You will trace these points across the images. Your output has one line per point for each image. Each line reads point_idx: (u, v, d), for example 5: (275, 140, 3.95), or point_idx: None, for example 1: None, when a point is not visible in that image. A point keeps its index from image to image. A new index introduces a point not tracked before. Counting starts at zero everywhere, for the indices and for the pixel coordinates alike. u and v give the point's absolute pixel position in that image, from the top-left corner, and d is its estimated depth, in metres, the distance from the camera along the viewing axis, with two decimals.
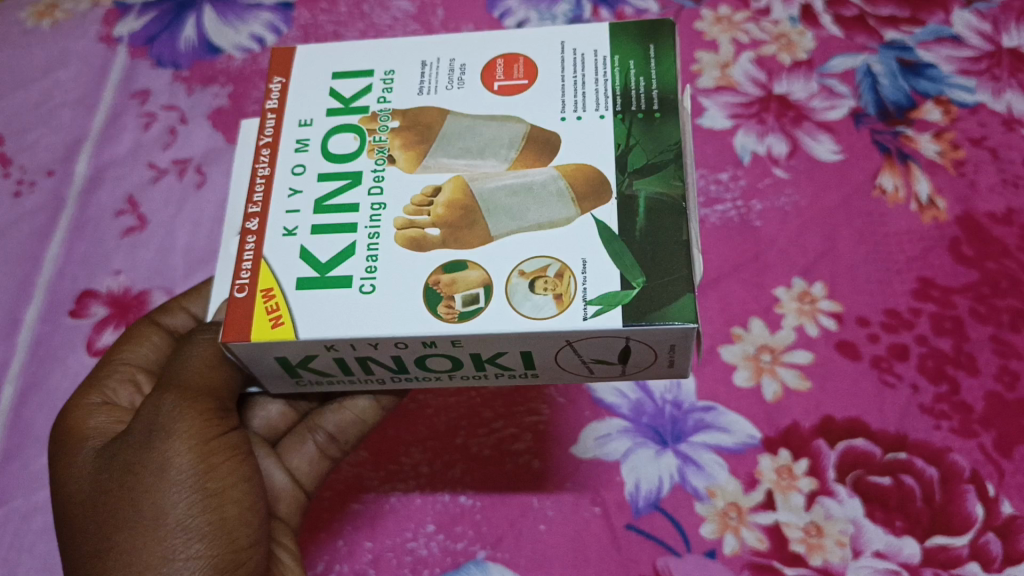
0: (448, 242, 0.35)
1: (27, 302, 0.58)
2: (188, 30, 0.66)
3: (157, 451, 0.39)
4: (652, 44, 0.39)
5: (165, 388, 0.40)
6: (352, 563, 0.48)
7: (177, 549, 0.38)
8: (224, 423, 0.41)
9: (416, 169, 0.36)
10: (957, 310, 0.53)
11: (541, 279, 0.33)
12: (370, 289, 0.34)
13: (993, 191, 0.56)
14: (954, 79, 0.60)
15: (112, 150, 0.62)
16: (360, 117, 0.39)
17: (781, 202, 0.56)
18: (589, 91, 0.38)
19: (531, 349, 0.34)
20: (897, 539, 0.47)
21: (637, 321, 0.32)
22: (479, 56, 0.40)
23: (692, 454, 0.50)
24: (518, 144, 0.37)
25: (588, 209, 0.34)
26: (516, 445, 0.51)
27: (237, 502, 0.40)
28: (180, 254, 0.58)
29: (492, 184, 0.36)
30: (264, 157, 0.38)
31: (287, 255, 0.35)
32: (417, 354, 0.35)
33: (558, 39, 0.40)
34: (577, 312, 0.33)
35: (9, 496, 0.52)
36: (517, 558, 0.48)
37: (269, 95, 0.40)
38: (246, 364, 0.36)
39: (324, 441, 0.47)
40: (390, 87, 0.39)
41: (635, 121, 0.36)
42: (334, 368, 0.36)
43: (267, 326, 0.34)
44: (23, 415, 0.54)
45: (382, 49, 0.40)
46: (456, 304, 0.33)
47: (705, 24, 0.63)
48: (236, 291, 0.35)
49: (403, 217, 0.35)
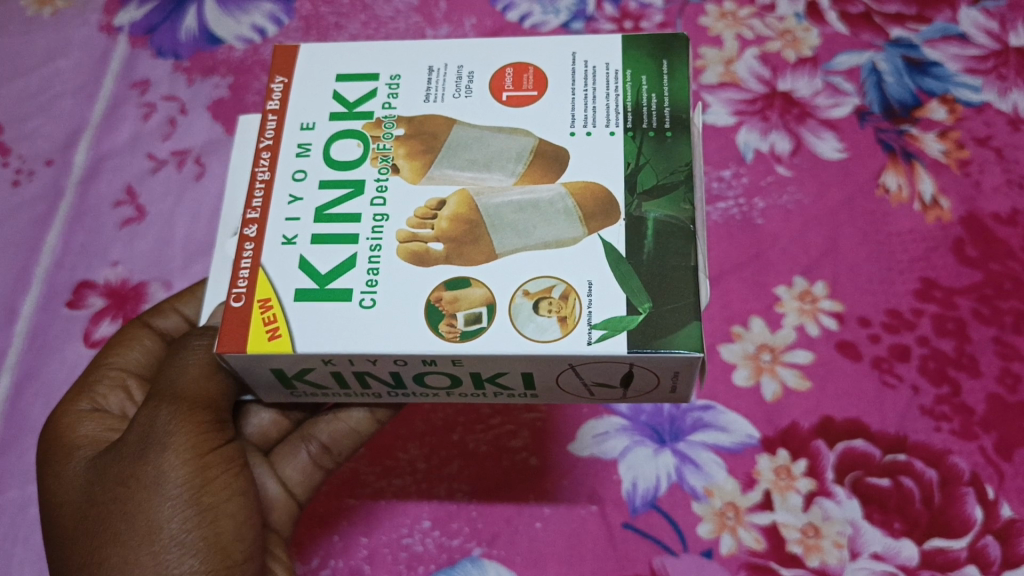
0: (452, 257, 0.34)
1: (25, 292, 0.57)
2: (189, 20, 0.66)
3: (152, 463, 0.38)
4: (665, 59, 0.38)
5: (160, 398, 0.40)
6: (347, 559, 0.48)
7: (171, 563, 0.37)
8: (221, 434, 0.41)
9: (420, 180, 0.36)
10: (960, 311, 0.52)
11: (546, 300, 0.33)
12: (371, 303, 0.34)
13: (998, 192, 0.56)
14: (960, 78, 0.59)
15: (111, 140, 0.62)
16: (364, 123, 0.38)
17: (784, 200, 0.56)
18: (599, 106, 0.37)
19: (532, 371, 0.34)
20: (895, 542, 0.47)
21: (641, 348, 0.32)
22: (488, 64, 0.39)
23: (690, 452, 0.49)
24: (526, 158, 0.36)
25: (595, 229, 0.34)
26: (514, 442, 0.50)
27: (233, 516, 0.39)
28: (179, 245, 0.58)
29: (499, 200, 0.35)
30: (264, 161, 0.37)
31: (288, 266, 0.35)
32: (416, 371, 0.34)
33: (569, 50, 0.39)
34: (581, 336, 0.32)
35: (4, 486, 0.51)
36: (513, 555, 0.48)
37: (270, 95, 0.39)
38: (242, 373, 0.36)
39: (317, 452, 0.46)
40: (395, 92, 0.39)
41: (647, 139, 0.36)
42: (330, 381, 0.36)
43: (263, 338, 0.34)
44: (19, 406, 0.54)
45: (392, 54, 0.40)
46: (458, 323, 0.33)
47: (710, 19, 0.63)
48: (232, 300, 0.34)
49: (406, 229, 0.35)
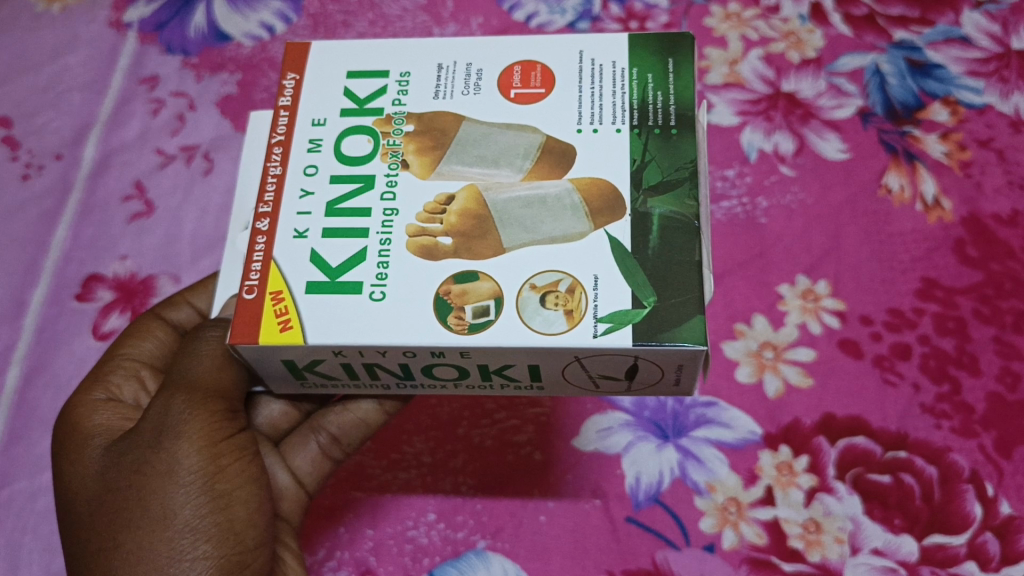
0: (460, 251, 0.35)
1: (34, 285, 0.58)
2: (198, 17, 0.66)
3: (166, 452, 0.39)
4: (671, 59, 0.39)
5: (174, 388, 0.41)
6: (353, 551, 0.49)
7: (185, 549, 0.38)
8: (233, 424, 0.41)
9: (429, 176, 0.37)
10: (961, 311, 0.53)
11: (552, 294, 0.34)
12: (381, 295, 0.34)
13: (999, 193, 0.56)
14: (962, 80, 0.60)
15: (120, 135, 0.62)
16: (375, 120, 0.39)
17: (787, 200, 0.57)
18: (606, 103, 0.38)
19: (539, 363, 0.34)
20: (895, 537, 0.47)
21: (646, 341, 0.32)
22: (496, 62, 0.40)
23: (692, 447, 0.50)
24: (533, 155, 0.37)
25: (601, 225, 0.35)
26: (518, 437, 0.51)
27: (245, 504, 0.40)
28: (188, 239, 0.59)
29: (506, 195, 0.36)
30: (276, 156, 0.38)
31: (299, 260, 0.36)
32: (424, 363, 0.35)
33: (576, 49, 0.40)
34: (587, 330, 0.33)
35: (13, 477, 0.52)
36: (517, 548, 0.48)
37: (282, 92, 0.39)
38: (254, 364, 0.37)
39: (326, 443, 0.47)
40: (405, 90, 0.39)
41: (652, 137, 0.36)
42: (340, 372, 0.36)
43: (275, 330, 0.34)
44: (28, 398, 0.54)
45: (401, 51, 0.40)
46: (466, 316, 0.34)
47: (714, 20, 0.63)
48: (245, 292, 0.35)
49: (415, 224, 0.35)
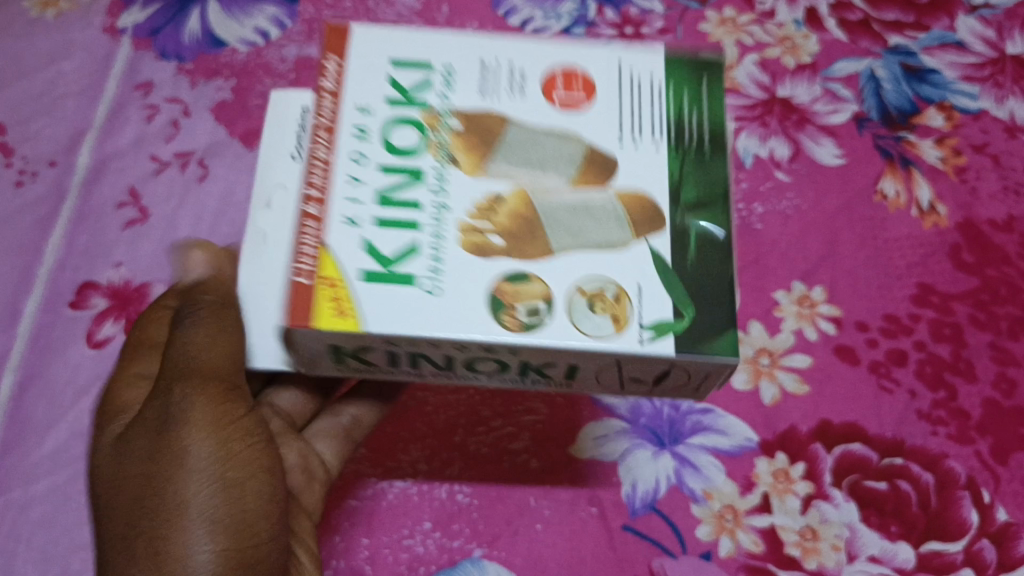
0: (511, 253, 0.34)
1: (27, 293, 0.57)
2: (191, 22, 0.66)
3: (174, 438, 0.40)
4: (706, 75, 0.39)
5: (174, 371, 0.42)
6: (348, 560, 0.48)
7: (198, 537, 0.39)
8: (242, 408, 0.43)
9: (477, 173, 0.36)
10: (956, 317, 0.53)
11: (598, 300, 0.34)
12: (439, 289, 0.34)
13: (994, 199, 0.56)
14: (957, 86, 0.60)
15: (115, 142, 0.62)
16: (421, 112, 0.37)
17: (783, 206, 0.57)
18: (645, 115, 0.37)
19: (580, 364, 0.34)
20: (891, 544, 0.47)
21: (688, 350, 0.33)
22: (537, 65, 0.39)
23: (689, 455, 0.50)
24: (578, 162, 0.36)
25: (643, 236, 0.35)
26: (515, 445, 0.51)
27: (256, 492, 0.42)
28: (182, 247, 0.58)
29: (552, 200, 0.35)
30: (321, 140, 0.36)
31: (351, 247, 0.34)
32: (470, 358, 0.35)
33: (615, 56, 0.39)
34: (633, 337, 0.33)
35: (7, 486, 0.51)
36: (514, 557, 0.48)
37: (323, 73, 0.38)
38: (293, 344, 0.34)
39: (349, 424, 0.50)
40: (450, 85, 0.38)
41: (690, 158, 0.37)
42: (381, 360, 0.35)
43: (329, 314, 0.33)
44: (23, 406, 0.54)
45: (441, 41, 0.39)
46: (518, 315, 0.33)
47: (710, 26, 0.64)
48: (298, 275, 0.33)
49: (466, 223, 0.35)
